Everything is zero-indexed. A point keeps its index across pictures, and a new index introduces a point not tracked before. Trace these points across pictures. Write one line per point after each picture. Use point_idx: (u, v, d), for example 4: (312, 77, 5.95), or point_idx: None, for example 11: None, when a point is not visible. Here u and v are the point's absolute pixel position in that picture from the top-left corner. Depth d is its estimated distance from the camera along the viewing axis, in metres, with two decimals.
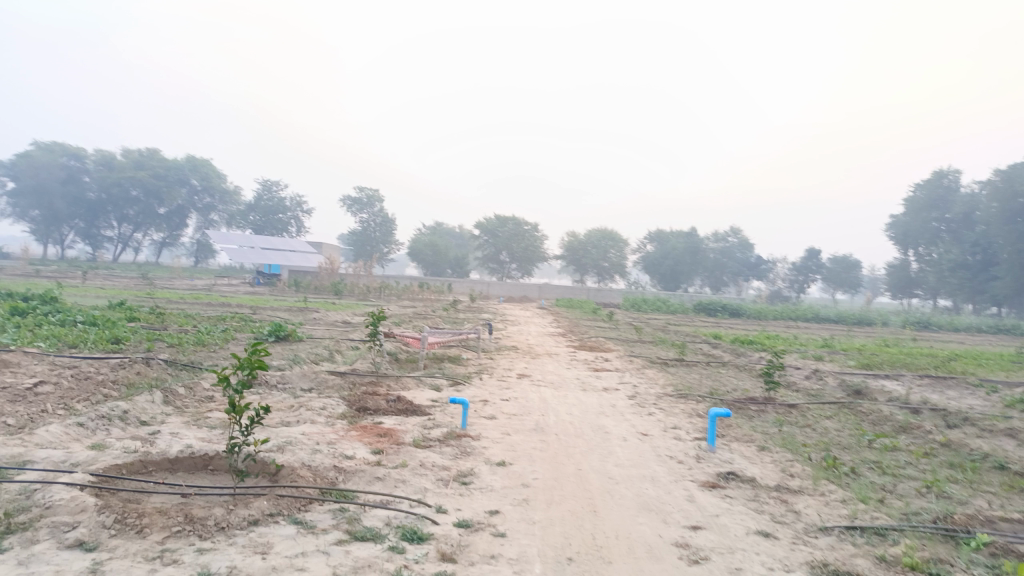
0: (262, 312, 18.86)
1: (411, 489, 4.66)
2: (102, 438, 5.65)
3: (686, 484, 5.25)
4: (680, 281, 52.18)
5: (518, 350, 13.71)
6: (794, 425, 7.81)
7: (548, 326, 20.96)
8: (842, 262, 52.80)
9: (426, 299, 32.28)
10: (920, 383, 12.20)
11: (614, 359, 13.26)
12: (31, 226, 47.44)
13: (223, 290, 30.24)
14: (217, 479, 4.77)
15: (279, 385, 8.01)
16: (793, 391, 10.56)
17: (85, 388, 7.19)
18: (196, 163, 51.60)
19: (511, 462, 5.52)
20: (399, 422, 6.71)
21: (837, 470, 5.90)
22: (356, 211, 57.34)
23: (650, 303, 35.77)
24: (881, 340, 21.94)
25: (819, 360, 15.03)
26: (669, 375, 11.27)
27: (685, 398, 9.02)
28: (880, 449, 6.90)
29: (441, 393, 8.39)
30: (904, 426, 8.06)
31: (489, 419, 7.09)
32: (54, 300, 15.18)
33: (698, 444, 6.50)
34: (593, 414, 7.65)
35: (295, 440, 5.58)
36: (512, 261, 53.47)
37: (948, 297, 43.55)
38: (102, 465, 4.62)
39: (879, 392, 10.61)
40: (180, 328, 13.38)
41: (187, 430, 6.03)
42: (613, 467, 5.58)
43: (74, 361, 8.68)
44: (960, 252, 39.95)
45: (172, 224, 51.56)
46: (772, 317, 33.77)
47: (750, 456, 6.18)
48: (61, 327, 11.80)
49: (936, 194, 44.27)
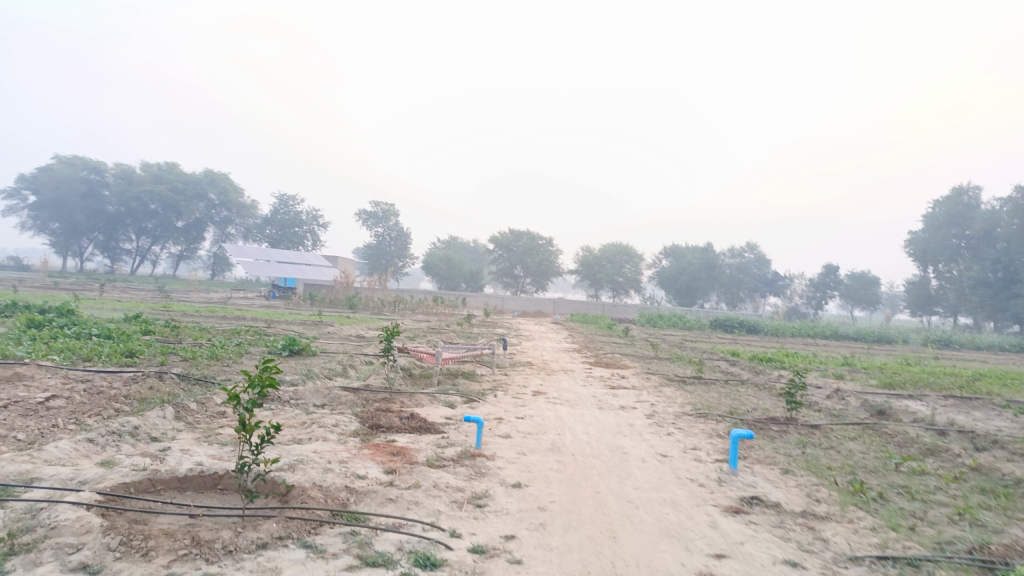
0: (276, 325, 18.84)
1: (424, 512, 4.53)
2: (112, 455, 5.56)
3: (707, 509, 5.07)
4: (696, 297, 51.88)
5: (533, 366, 13.56)
6: (817, 447, 7.60)
7: (563, 342, 20.78)
8: (860, 279, 52.24)
9: (440, 313, 32.21)
10: (944, 404, 11.90)
11: (630, 375, 13.07)
12: (52, 239, 47.95)
13: (238, 303, 30.30)
14: (226, 499, 4.65)
15: (291, 401, 7.92)
16: (815, 410, 10.33)
17: (97, 402, 7.12)
18: (214, 177, 51.99)
19: (527, 483, 5.37)
20: (412, 440, 6.58)
21: (864, 495, 5.70)
22: (371, 225, 57.58)
23: (666, 319, 35.49)
24: (901, 359, 21.50)
25: (840, 379, 14.74)
26: (687, 393, 11.06)
27: (704, 417, 8.83)
28: (907, 473, 6.68)
29: (456, 410, 8.25)
30: (931, 449, 7.82)
31: (504, 438, 6.94)
32: (71, 313, 15.21)
33: (719, 466, 6.32)
34: (610, 434, 7.49)
35: (306, 459, 5.47)
36: (527, 275, 53.35)
37: (968, 314, 42.87)
38: (110, 484, 4.53)
39: (903, 413, 10.35)
40: (194, 342, 13.33)
41: (198, 447, 5.94)
42: (632, 490, 5.41)
43: (87, 375, 8.63)
44: (981, 269, 39.25)
45: (190, 237, 51.92)
46: (790, 334, 33.38)
47: (773, 480, 6.00)
48: (77, 340, 11.80)
49: (956, 210, 43.75)
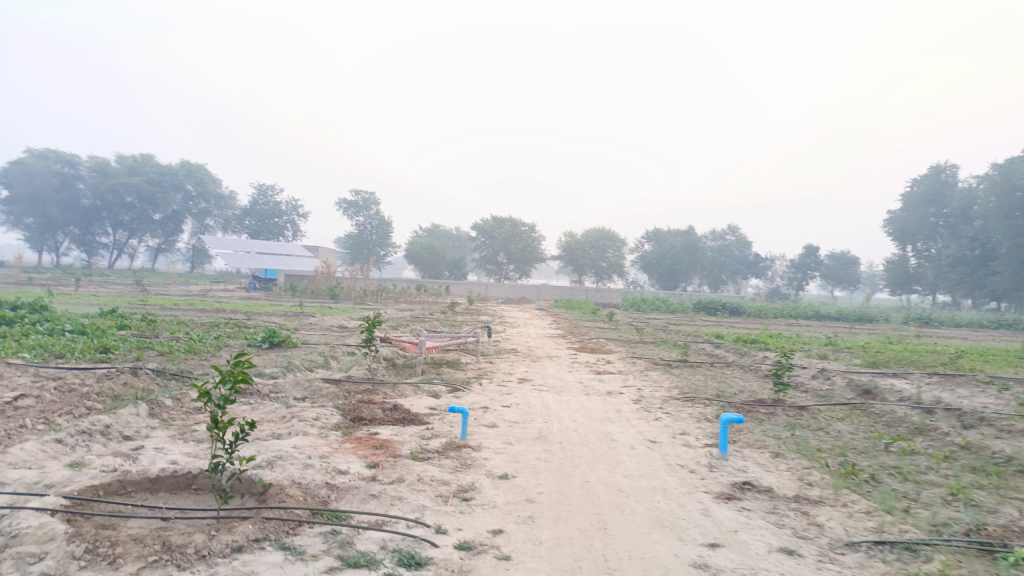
0: (257, 317, 18.54)
1: (408, 508, 4.36)
2: (82, 455, 5.34)
3: (699, 496, 4.95)
4: (679, 281, 52.06)
5: (518, 353, 13.42)
6: (806, 429, 7.52)
7: (547, 328, 20.67)
8: (840, 259, 52.58)
9: (423, 302, 32.04)
10: (929, 382, 11.91)
11: (616, 361, 12.98)
12: (26, 234, 46.96)
13: (217, 296, 29.83)
14: (200, 500, 4.46)
15: (270, 395, 7.72)
16: (802, 392, 10.25)
17: (69, 400, 6.88)
18: (191, 168, 51.31)
19: (515, 475, 5.23)
20: (395, 432, 6.41)
21: (856, 478, 5.61)
22: (352, 214, 57.10)
23: (649, 302, 35.53)
24: (884, 337, 21.67)
25: (825, 359, 14.75)
26: (673, 377, 10.95)
27: (692, 401, 8.73)
28: (898, 453, 6.61)
29: (440, 400, 8.08)
30: (920, 428, 7.77)
31: (490, 428, 6.79)
32: (44, 309, 14.84)
33: (709, 451, 6.20)
34: (598, 420, 7.36)
35: (285, 455, 5.29)
36: (510, 262, 53.20)
37: (947, 292, 43.33)
38: (77, 487, 4.32)
39: (890, 391, 10.32)
40: (172, 336, 13.04)
41: (173, 445, 5.73)
42: (621, 479, 5.28)
43: (60, 371, 8.38)
44: (959, 247, 39.61)
45: (168, 230, 51.18)
46: (773, 315, 33.48)
47: (764, 464, 5.90)
48: (49, 336, 11.48)
49: (933, 189, 44.09)
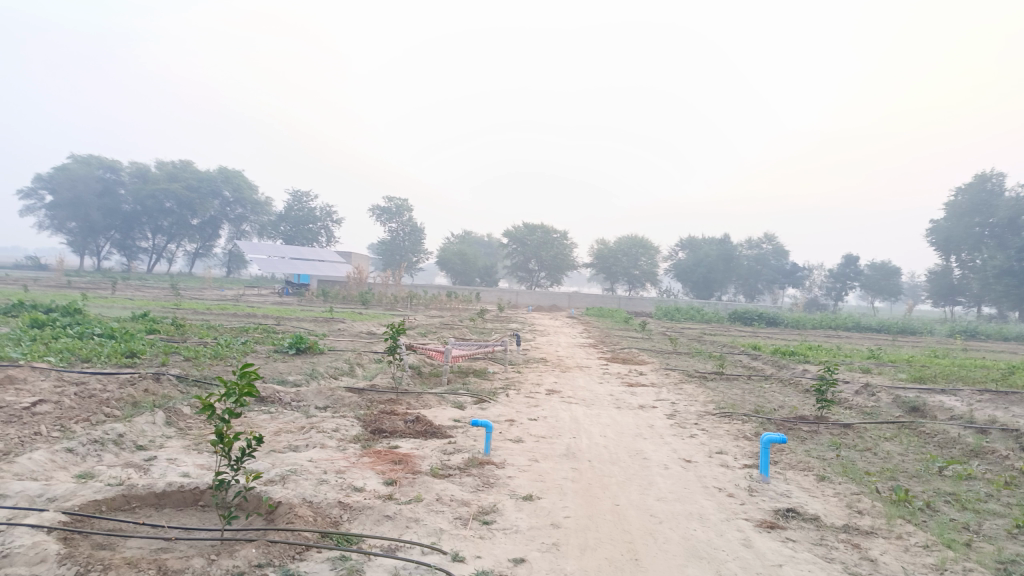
0: (285, 322, 18.46)
1: (423, 532, 4.07)
2: (92, 466, 5.15)
3: (739, 523, 4.59)
4: (713, 290, 51.20)
5: (547, 363, 13.09)
6: (852, 449, 7.08)
7: (578, 336, 20.25)
8: (881, 269, 51.30)
9: (454, 309, 31.88)
10: (980, 399, 11.30)
11: (648, 372, 12.57)
12: (69, 238, 47.85)
13: (251, 300, 30.03)
14: (205, 519, 4.22)
15: (292, 404, 7.53)
16: (846, 409, 9.72)
17: (87, 407, 6.73)
18: (228, 175, 52.02)
19: (540, 495, 4.91)
20: (416, 446, 6.13)
21: (909, 506, 5.18)
22: (385, 220, 57.32)
23: (683, 311, 34.93)
24: (929, 350, 20.84)
25: (867, 373, 14.17)
26: (708, 390, 10.52)
27: (729, 417, 8.31)
28: (953, 478, 6.15)
29: (465, 412, 7.77)
30: (976, 450, 7.26)
31: (515, 443, 6.47)
32: (76, 313, 14.89)
33: (748, 473, 5.81)
34: (629, 436, 6.99)
35: (300, 469, 5.05)
36: (542, 270, 52.86)
37: (992, 304, 41.93)
38: (79, 501, 4.12)
39: (939, 409, 9.79)
40: (200, 340, 12.97)
41: (186, 456, 5.53)
42: (655, 502, 4.92)
43: (83, 376, 8.27)
44: (1005, 258, 38.20)
45: (205, 235, 51.86)
46: (810, 325, 32.64)
47: (810, 489, 5.48)
48: (78, 340, 11.47)
49: (978, 198, 42.63)
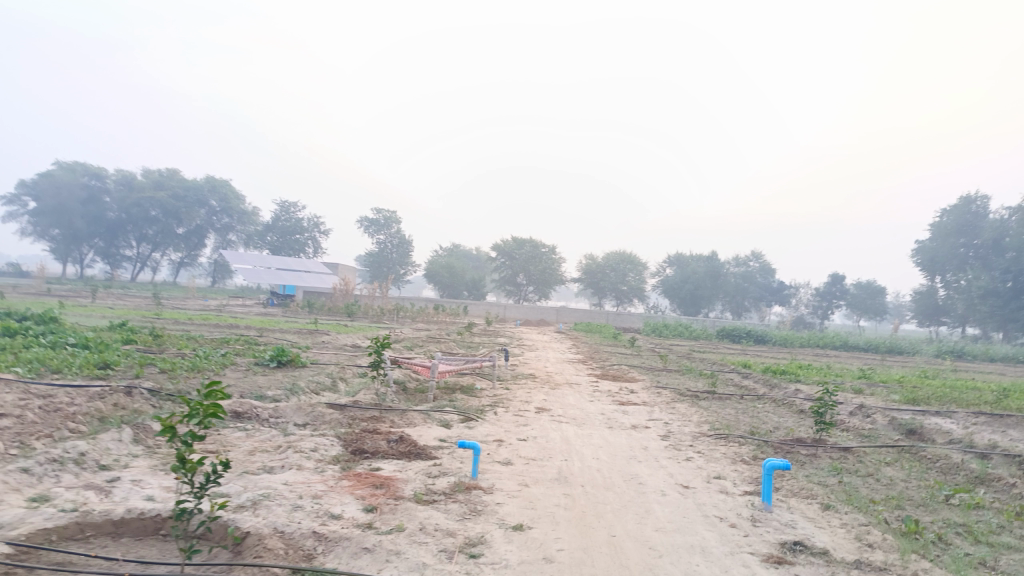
0: (269, 334, 17.99)
1: (405, 567, 3.73)
2: (48, 488, 4.77)
3: (744, 557, 4.29)
4: (701, 306, 51.08)
5: (536, 379, 12.74)
6: (855, 474, 6.81)
7: (567, 352, 19.92)
8: (867, 289, 51.37)
9: (441, 322, 31.50)
10: (976, 422, 11.07)
11: (640, 390, 12.26)
12: (51, 245, 47.06)
13: (234, 310, 29.48)
14: (165, 551, 3.87)
15: (270, 420, 7.18)
16: (843, 431, 9.44)
17: (51, 422, 6.34)
18: (216, 184, 51.52)
19: (531, 525, 4.58)
20: (399, 468, 5.79)
21: (920, 538, 4.90)
22: (373, 232, 56.95)
23: (671, 327, 34.76)
24: (919, 370, 20.69)
25: (860, 394, 13.91)
26: (702, 410, 10.22)
27: (725, 439, 8.02)
28: (961, 507, 5.88)
29: (451, 431, 7.44)
30: (981, 477, 6.99)
31: (504, 465, 6.15)
32: (51, 321, 14.39)
33: (750, 501, 5.50)
34: (623, 459, 6.68)
35: (274, 493, 4.71)
36: (530, 284, 52.55)
37: (977, 325, 42.01)
38: (26, 531, 3.77)
39: (936, 432, 9.55)
40: (178, 352, 12.53)
41: (152, 477, 5.17)
42: (653, 532, 4.62)
43: (51, 389, 7.85)
44: (990, 279, 38.27)
45: (190, 244, 51.26)
46: (798, 343, 32.51)
47: (815, 520, 5.18)
48: (49, 350, 11.00)
49: (963, 219, 42.79)
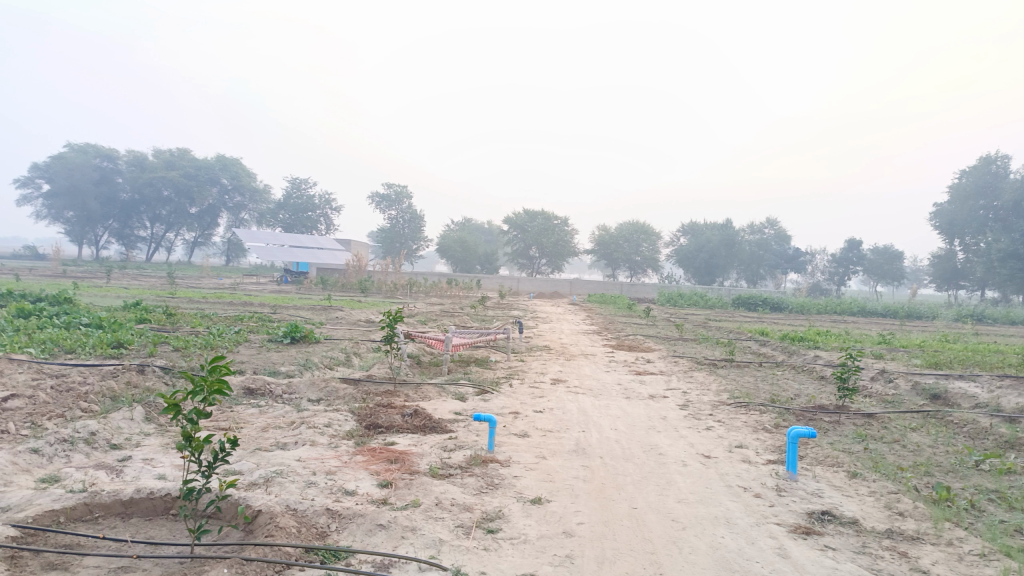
0: (282, 311, 17.94)
1: (420, 544, 3.62)
2: (59, 468, 4.71)
3: (770, 529, 4.14)
4: (716, 275, 50.65)
5: (551, 351, 12.60)
6: (880, 441, 6.62)
7: (581, 323, 19.75)
8: (884, 254, 50.69)
9: (454, 296, 31.37)
10: (1001, 385, 10.84)
11: (656, 359, 12.10)
12: (67, 228, 47.25)
13: (247, 289, 29.51)
14: (176, 531, 3.79)
15: (283, 396, 7.10)
16: (865, 398, 9.23)
17: (63, 402, 6.28)
18: (226, 162, 51.51)
19: (550, 498, 4.46)
20: (414, 442, 5.68)
21: (953, 506, 4.73)
22: (384, 208, 56.78)
23: (686, 297, 34.52)
24: (940, 335, 20.39)
25: (881, 359, 13.67)
26: (721, 378, 10.05)
27: (746, 407, 7.86)
28: (993, 472, 5.69)
29: (466, 404, 7.32)
30: (1011, 441, 6.80)
31: (521, 438, 6.03)
32: (65, 302, 14.37)
33: (775, 471, 5.35)
34: (641, 430, 6.55)
35: (286, 470, 4.61)
36: (542, 256, 52.36)
37: (997, 289, 41.37)
38: (34, 512, 3.69)
39: (961, 396, 9.33)
40: (191, 330, 12.48)
41: (164, 456, 5.09)
42: (675, 504, 4.49)
43: (64, 369, 7.79)
44: (1010, 241, 37.57)
45: (204, 224, 51.28)
46: (815, 311, 32.20)
47: (842, 488, 5.03)
48: (63, 330, 10.97)
49: (983, 180, 42.04)
